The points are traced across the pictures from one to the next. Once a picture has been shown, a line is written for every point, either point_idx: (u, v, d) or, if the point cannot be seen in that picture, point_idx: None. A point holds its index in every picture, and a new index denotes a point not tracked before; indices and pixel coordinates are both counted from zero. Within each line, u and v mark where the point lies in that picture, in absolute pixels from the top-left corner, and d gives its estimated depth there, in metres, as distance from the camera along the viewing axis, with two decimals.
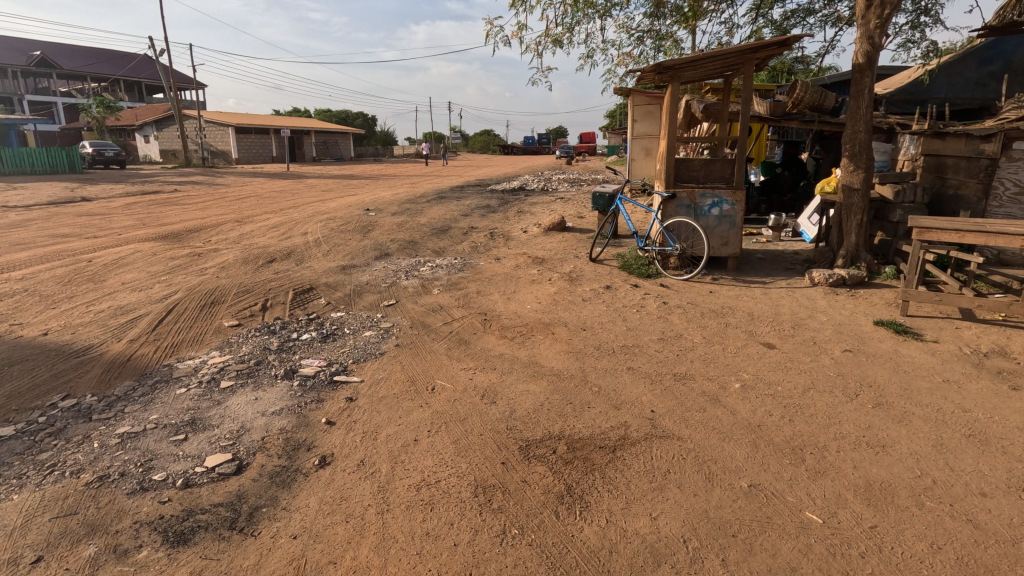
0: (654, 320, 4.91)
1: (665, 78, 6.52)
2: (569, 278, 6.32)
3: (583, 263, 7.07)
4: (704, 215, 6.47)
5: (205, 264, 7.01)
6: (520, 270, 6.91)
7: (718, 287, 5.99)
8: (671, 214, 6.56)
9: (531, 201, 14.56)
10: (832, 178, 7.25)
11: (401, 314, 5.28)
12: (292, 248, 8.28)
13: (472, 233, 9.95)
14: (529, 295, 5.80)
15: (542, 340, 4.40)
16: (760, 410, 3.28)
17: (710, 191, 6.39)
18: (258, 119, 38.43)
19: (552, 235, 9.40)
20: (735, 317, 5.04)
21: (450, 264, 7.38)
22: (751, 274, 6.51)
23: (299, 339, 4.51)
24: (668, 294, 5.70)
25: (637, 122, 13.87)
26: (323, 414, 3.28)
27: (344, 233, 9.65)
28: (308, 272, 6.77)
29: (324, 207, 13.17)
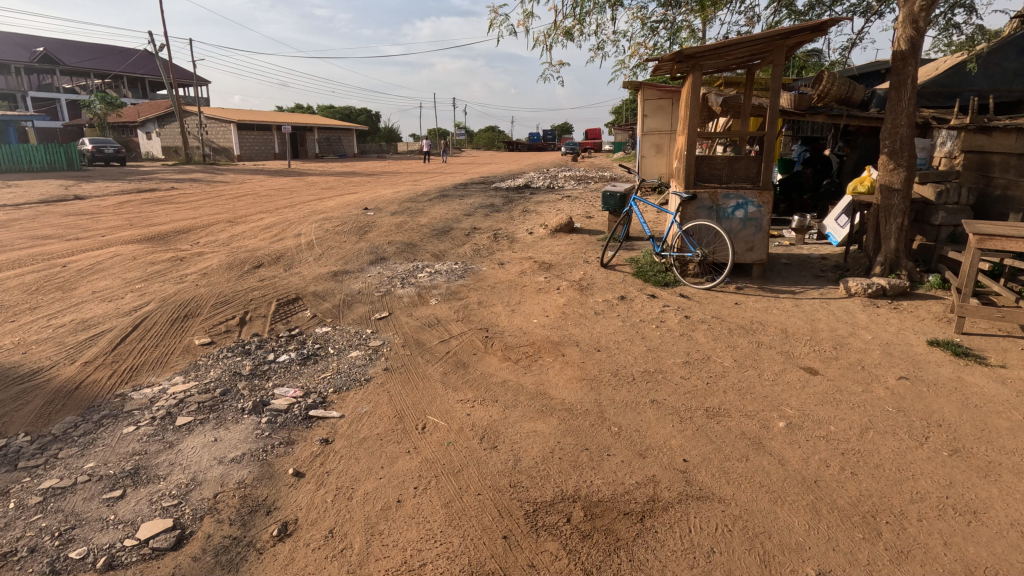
0: (677, 338, 4.36)
1: (685, 67, 5.94)
2: (579, 287, 5.79)
3: (593, 270, 6.54)
4: (727, 218, 5.91)
5: (186, 270, 6.51)
6: (526, 277, 6.37)
7: (744, 298, 5.44)
8: (691, 217, 6.01)
9: (536, 199, 14.01)
10: (865, 177, 6.66)
11: (393, 329, 4.76)
12: (282, 252, 7.77)
13: (475, 234, 9.42)
14: (535, 307, 5.27)
15: (551, 363, 3.86)
16: (814, 459, 2.74)
17: (733, 192, 5.83)
18: (260, 115, 37.99)
19: (560, 237, 8.85)
20: (766, 334, 4.49)
21: (450, 270, 6.85)
22: (778, 282, 5.95)
23: (275, 362, 3.98)
24: (689, 306, 5.15)
25: (647, 116, 13.29)
26: (291, 462, 2.76)
27: (339, 234, 9.12)
28: (296, 280, 6.26)
29: (321, 207, 12.67)
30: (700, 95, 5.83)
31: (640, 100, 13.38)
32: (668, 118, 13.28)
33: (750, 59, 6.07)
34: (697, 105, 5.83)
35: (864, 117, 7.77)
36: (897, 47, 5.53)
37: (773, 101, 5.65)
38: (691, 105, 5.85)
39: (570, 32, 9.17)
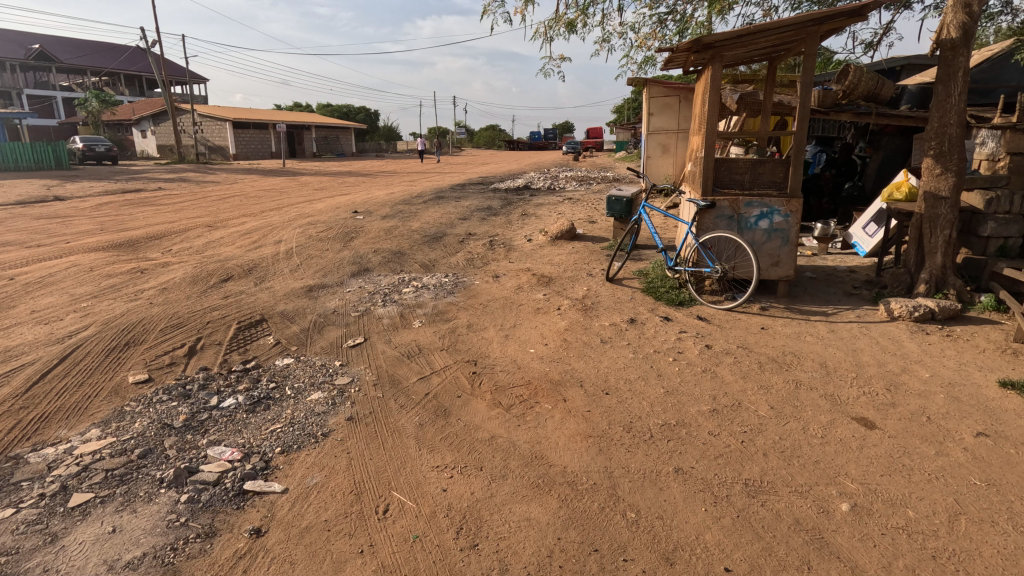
0: (698, 376, 3.69)
1: (703, 58, 5.25)
2: (582, 307, 5.11)
3: (599, 286, 5.86)
4: (749, 228, 5.23)
5: (143, 285, 5.83)
6: (523, 293, 5.69)
7: (771, 322, 4.76)
8: (708, 227, 5.34)
9: (536, 202, 13.32)
10: (901, 182, 5.97)
11: (366, 361, 4.08)
12: (257, 262, 7.09)
13: (469, 241, 8.74)
14: (532, 332, 4.60)
15: (549, 413, 3.19)
16: (898, 567, 2.07)
17: (757, 199, 5.15)
18: (256, 114, 37.32)
19: (561, 245, 8.17)
20: (804, 370, 3.81)
21: (439, 284, 6.17)
22: (808, 301, 5.27)
23: (217, 409, 3.30)
24: (710, 333, 4.47)
25: (652, 115, 12.63)
26: (205, 570, 2.08)
27: (321, 241, 8.43)
28: (265, 296, 5.58)
29: (309, 209, 12.00)
30: (719, 90, 5.14)
31: (645, 97, 12.71)
32: (674, 117, 12.61)
33: (774, 49, 5.38)
34: (715, 102, 5.13)
35: (897, 116, 7.11)
36: (946, 35, 4.80)
37: (804, 97, 4.94)
38: (709, 102, 5.16)
39: (572, 23, 8.48)
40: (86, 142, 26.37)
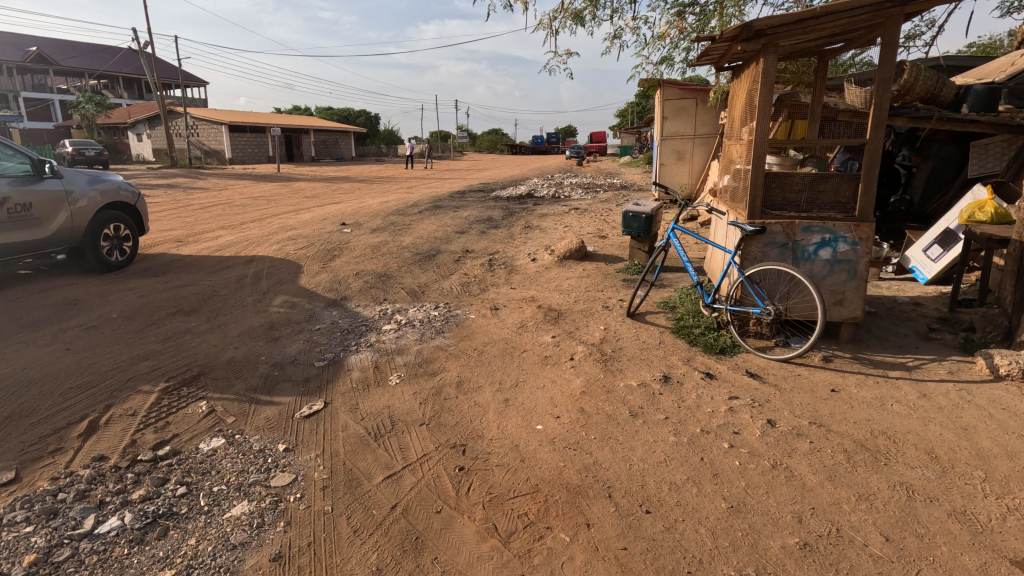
0: (769, 479, 2.67)
1: (752, 47, 4.24)
2: (601, 357, 4.12)
3: (619, 326, 4.87)
4: (805, 258, 4.25)
5: (69, 323, 4.83)
6: (527, 334, 4.71)
7: (843, 382, 3.76)
8: (755, 257, 4.35)
9: (540, 212, 12.34)
10: (986, 202, 4.93)
11: (322, 442, 3.10)
12: (218, 288, 6.12)
13: (467, 261, 7.77)
14: (539, 395, 3.60)
15: (566, 554, 2.20)
16: None
17: (817, 223, 4.15)
18: (252, 117, 36.46)
19: (569, 266, 7.19)
20: (910, 465, 2.81)
21: (427, 320, 5.19)
22: (879, 350, 4.27)
23: (90, 538, 2.29)
24: (768, 401, 3.48)
25: (666, 119, 11.69)
26: None
27: (298, 260, 7.46)
28: (214, 338, 4.61)
29: (294, 220, 11.05)
30: (771, 92, 4.16)
31: (658, 100, 11.77)
32: (689, 121, 11.65)
33: (835, 39, 4.39)
34: (766, 106, 4.16)
35: (962, 120, 6.11)
36: None
37: (880, 97, 3.95)
38: (758, 105, 4.18)
39: (580, 16, 7.53)
40: (76, 145, 25.53)
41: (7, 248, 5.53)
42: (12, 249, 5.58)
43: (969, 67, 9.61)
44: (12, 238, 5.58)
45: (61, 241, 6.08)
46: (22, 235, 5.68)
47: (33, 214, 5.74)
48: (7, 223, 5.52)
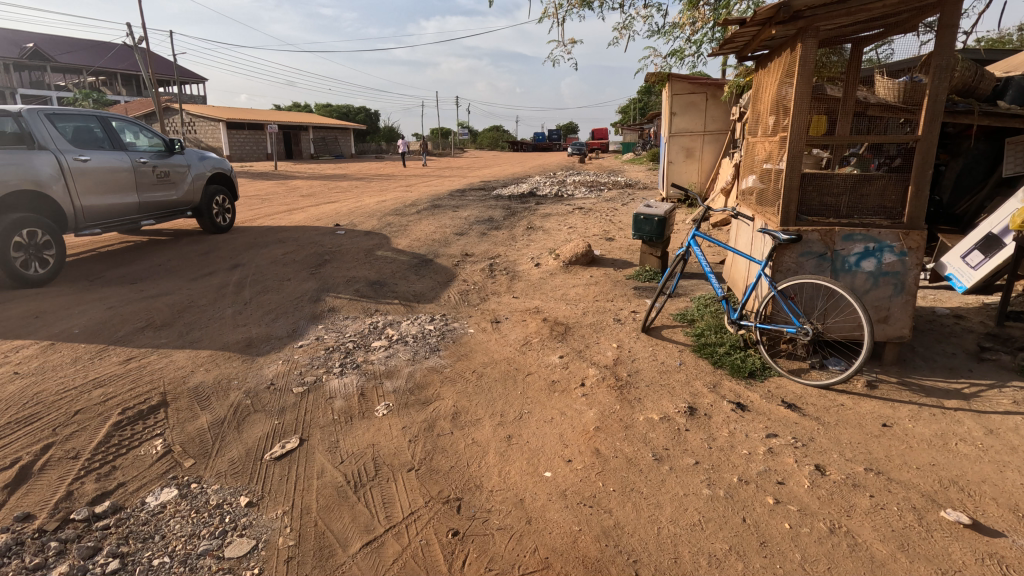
0: (829, 549, 2.21)
1: (789, 31, 3.74)
2: (615, 383, 3.66)
3: (633, 344, 4.38)
4: (846, 269, 3.77)
5: (25, 340, 4.36)
6: (531, 352, 4.25)
7: (895, 414, 3.29)
8: (789, 268, 3.87)
9: (543, 212, 11.85)
10: None
11: (292, 494, 2.63)
12: (196, 298, 5.65)
13: (466, 266, 7.29)
14: (547, 432, 3.13)
15: None
16: None
17: (860, 231, 3.67)
18: (250, 114, 35.96)
19: (575, 272, 6.72)
20: (993, 529, 2.34)
21: (421, 335, 4.74)
22: (928, 374, 3.80)
23: None
24: (813, 439, 3.01)
25: (674, 115, 11.22)
26: None
27: (285, 266, 6.99)
28: (185, 358, 4.15)
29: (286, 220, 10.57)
30: (809, 84, 3.67)
31: (666, 95, 11.28)
32: (699, 117, 11.16)
33: (880, 23, 3.89)
34: (804, 101, 3.67)
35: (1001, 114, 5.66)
36: None
37: (936, 88, 3.46)
38: (794, 99, 3.69)
39: (587, 4, 7.04)
40: None
41: (158, 205, 7.43)
42: (163, 206, 7.52)
43: (995, 60, 9.11)
44: (160, 198, 7.45)
45: (188, 202, 7.99)
46: (163, 197, 7.56)
47: (169, 181, 7.61)
48: (158, 186, 7.40)
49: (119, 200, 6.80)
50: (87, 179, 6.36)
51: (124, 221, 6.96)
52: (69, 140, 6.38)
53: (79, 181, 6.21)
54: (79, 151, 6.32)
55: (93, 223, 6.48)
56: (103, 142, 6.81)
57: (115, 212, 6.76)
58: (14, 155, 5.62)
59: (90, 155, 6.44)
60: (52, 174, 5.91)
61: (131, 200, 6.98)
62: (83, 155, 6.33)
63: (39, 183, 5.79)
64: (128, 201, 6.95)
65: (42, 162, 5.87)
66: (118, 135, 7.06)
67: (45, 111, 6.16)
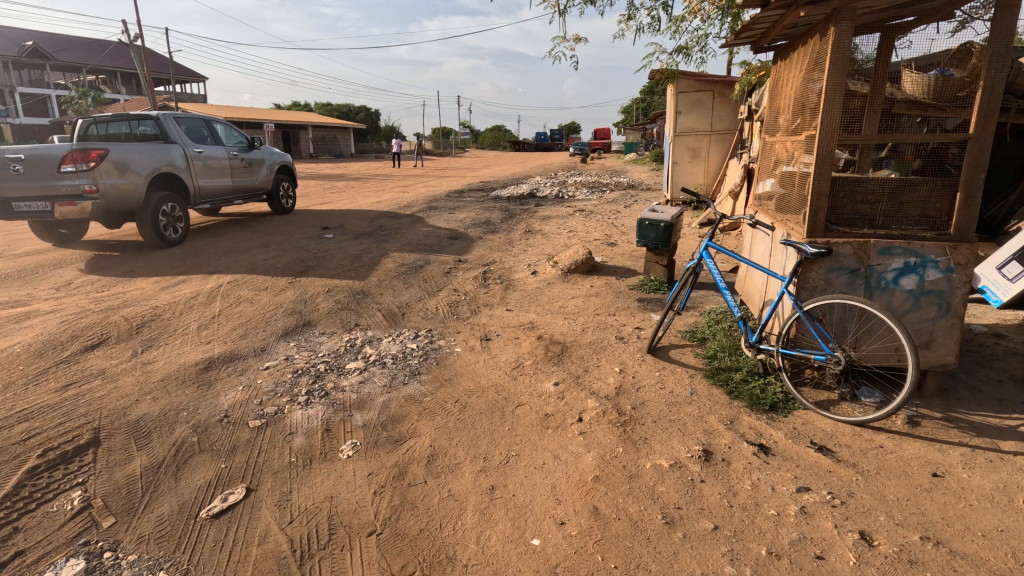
0: None
1: (820, 13, 3.25)
2: (617, 418, 3.19)
3: (638, 368, 3.90)
4: (882, 287, 3.29)
5: None
6: (523, 377, 3.79)
7: (947, 461, 2.80)
8: (817, 286, 3.39)
9: (542, 215, 11.37)
10: None
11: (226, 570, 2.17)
12: (161, 310, 5.19)
13: (458, 273, 6.82)
14: (537, 484, 2.65)
15: None
16: None
17: (900, 244, 3.19)
18: (248, 113, 35.51)
19: (574, 282, 6.24)
20: None
21: (402, 354, 4.27)
22: (977, 408, 3.30)
23: None
24: (852, 495, 2.53)
25: (679, 114, 10.72)
26: None
27: (263, 273, 6.53)
28: (133, 383, 3.69)
29: (272, 221, 10.08)
30: (842, 76, 3.19)
31: (671, 93, 10.79)
32: (705, 116, 10.66)
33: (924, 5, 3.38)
34: (836, 96, 3.20)
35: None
36: None
37: (994, 78, 2.97)
38: (825, 95, 3.22)
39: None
40: None
41: (245, 190, 9.29)
42: (248, 190, 9.37)
43: None
44: (246, 183, 9.30)
45: (264, 188, 9.81)
46: (248, 183, 9.44)
47: (253, 171, 9.48)
48: (245, 174, 9.30)
49: (219, 182, 8.68)
50: (200, 166, 8.26)
51: (222, 200, 8.83)
52: (187, 136, 8.28)
53: (196, 168, 8.09)
54: (195, 146, 8.24)
55: (204, 200, 8.40)
56: (207, 140, 8.70)
57: (217, 192, 8.67)
58: (154, 146, 7.43)
59: (202, 149, 8.37)
60: (181, 162, 7.82)
61: (226, 184, 8.84)
62: (198, 149, 8.24)
63: (172, 167, 7.64)
64: (224, 184, 8.81)
65: (174, 153, 7.76)
66: (217, 135, 8.94)
67: (174, 115, 8.07)
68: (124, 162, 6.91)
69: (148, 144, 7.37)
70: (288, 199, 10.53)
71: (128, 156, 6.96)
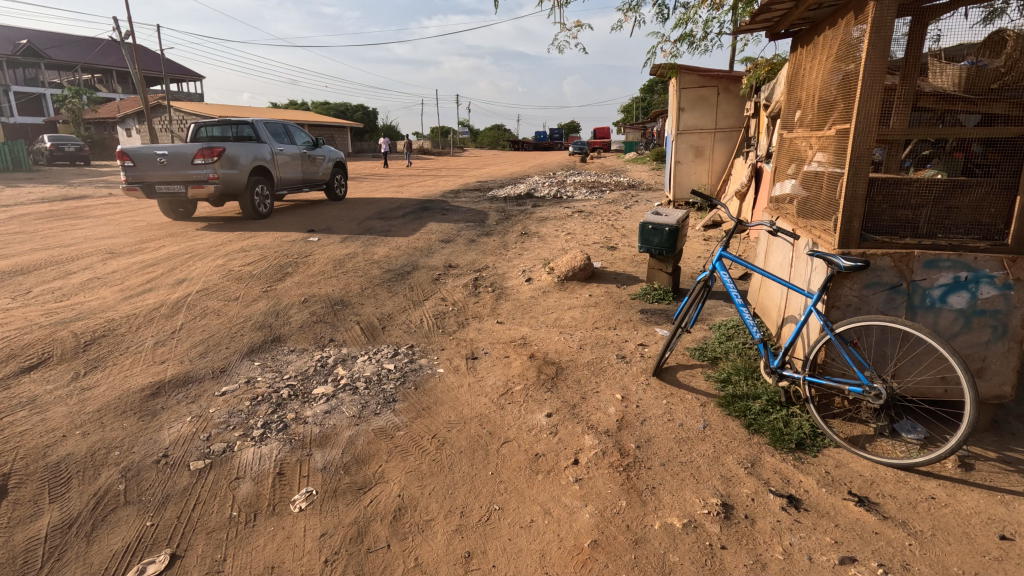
0: None
1: None
2: (619, 461, 2.73)
3: (642, 395, 3.43)
4: (927, 306, 2.83)
5: None
6: (511, 405, 3.33)
7: (1016, 520, 2.33)
8: (852, 304, 2.91)
9: (539, 216, 10.91)
10: None
11: None
12: (118, 324, 4.74)
13: (447, 280, 6.36)
14: (522, 550, 2.21)
15: None
16: None
17: (948, 256, 2.73)
18: (243, 112, 35.02)
19: (571, 290, 5.78)
20: None
21: (378, 376, 3.81)
22: None
23: None
24: (908, 569, 2.06)
25: (682, 111, 10.25)
26: None
27: (237, 281, 6.07)
28: (66, 413, 3.23)
29: (253, 224, 9.59)
30: (884, 59, 2.70)
31: (674, 88, 10.31)
32: (709, 113, 10.19)
33: None
34: (874, 85, 2.73)
35: None
36: None
37: None
38: (861, 83, 2.74)
39: None
40: (54, 142, 24.64)
41: (311, 180, 11.22)
42: (312, 181, 11.30)
43: None
44: (312, 175, 11.24)
45: (323, 180, 11.73)
46: (314, 174, 11.38)
47: (316, 165, 11.41)
48: (312, 167, 11.27)
49: (293, 174, 10.70)
50: (282, 161, 10.32)
51: (295, 188, 10.81)
52: (272, 136, 10.26)
53: (278, 163, 10.08)
54: (278, 145, 10.20)
55: (284, 187, 10.43)
56: (284, 138, 10.64)
57: (292, 181, 10.66)
58: (251, 145, 9.54)
59: (284, 148, 10.38)
60: (268, 157, 9.80)
61: (298, 175, 10.83)
62: (279, 147, 10.19)
63: (262, 161, 9.71)
64: (297, 176, 10.84)
65: (264, 150, 9.76)
66: (292, 136, 10.95)
67: (263, 120, 10.09)
68: (232, 156, 9.01)
69: (246, 143, 9.46)
70: (342, 188, 12.43)
71: (236, 153, 9.10)
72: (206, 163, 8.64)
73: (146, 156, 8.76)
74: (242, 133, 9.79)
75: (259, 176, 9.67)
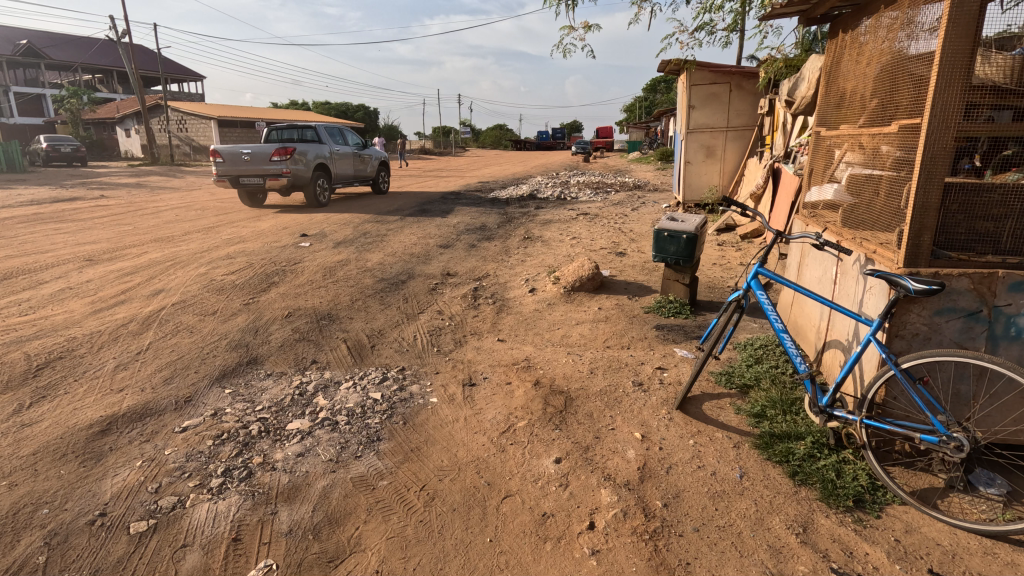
0: None
1: None
2: (644, 525, 2.26)
3: (665, 433, 2.96)
4: (1011, 336, 2.37)
5: None
6: (512, 447, 2.87)
7: None
8: (921, 333, 2.44)
9: (543, 219, 10.45)
10: None
11: None
12: (81, 343, 4.28)
13: (444, 290, 5.90)
14: None
15: None
16: None
17: None
18: (242, 112, 34.60)
19: (577, 303, 5.31)
20: None
21: (364, 407, 3.35)
22: None
23: None
24: None
25: (692, 108, 9.77)
26: None
27: (217, 292, 5.62)
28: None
29: (300, 217, 10.14)
30: (969, 38, 2.23)
31: (683, 85, 9.83)
32: (720, 111, 9.71)
33: None
34: (955, 70, 2.25)
35: None
36: None
37: None
38: (937, 69, 2.27)
39: None
40: (50, 142, 24.17)
41: (360, 177, 12.18)
42: (361, 177, 12.26)
43: None
44: (361, 172, 12.20)
45: (370, 176, 12.66)
46: (363, 172, 12.35)
47: (366, 163, 12.40)
48: (362, 165, 12.27)
49: (345, 170, 11.59)
50: (337, 159, 11.23)
51: (347, 183, 11.75)
52: (330, 136, 11.23)
53: (334, 160, 11.02)
54: (335, 145, 11.18)
55: (338, 182, 11.39)
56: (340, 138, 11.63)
57: (345, 177, 11.66)
58: (314, 144, 10.52)
59: (341, 147, 11.38)
60: (327, 156, 10.76)
61: (349, 171, 11.71)
62: (336, 147, 11.17)
63: (323, 159, 10.70)
64: (349, 172, 11.75)
65: (325, 150, 10.74)
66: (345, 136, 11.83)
67: (325, 124, 11.09)
68: (302, 153, 10.08)
69: (311, 143, 10.46)
70: (386, 183, 13.36)
71: (305, 151, 10.13)
72: (281, 160, 9.74)
73: (232, 153, 9.91)
74: (307, 136, 10.73)
75: (321, 172, 10.70)
